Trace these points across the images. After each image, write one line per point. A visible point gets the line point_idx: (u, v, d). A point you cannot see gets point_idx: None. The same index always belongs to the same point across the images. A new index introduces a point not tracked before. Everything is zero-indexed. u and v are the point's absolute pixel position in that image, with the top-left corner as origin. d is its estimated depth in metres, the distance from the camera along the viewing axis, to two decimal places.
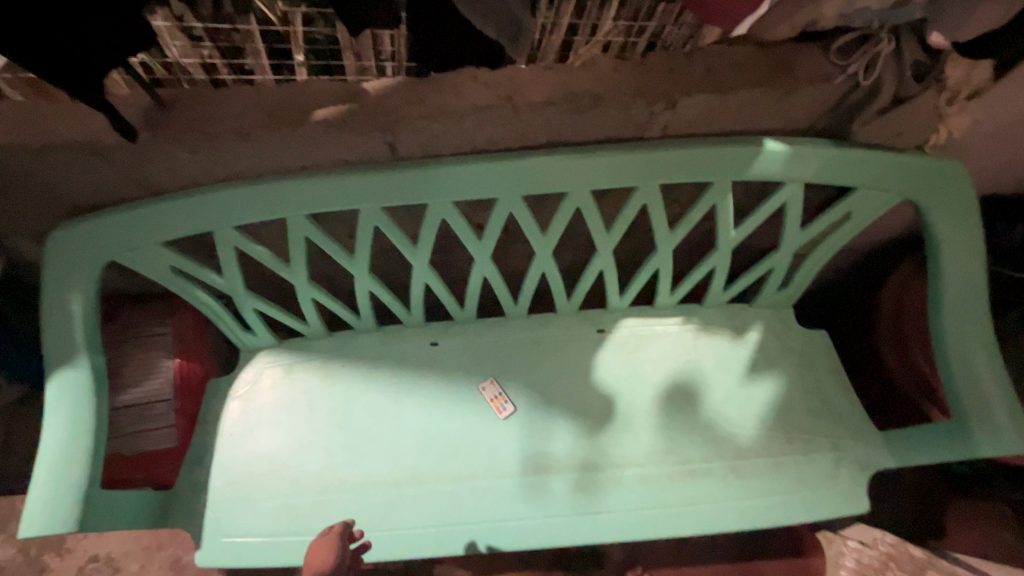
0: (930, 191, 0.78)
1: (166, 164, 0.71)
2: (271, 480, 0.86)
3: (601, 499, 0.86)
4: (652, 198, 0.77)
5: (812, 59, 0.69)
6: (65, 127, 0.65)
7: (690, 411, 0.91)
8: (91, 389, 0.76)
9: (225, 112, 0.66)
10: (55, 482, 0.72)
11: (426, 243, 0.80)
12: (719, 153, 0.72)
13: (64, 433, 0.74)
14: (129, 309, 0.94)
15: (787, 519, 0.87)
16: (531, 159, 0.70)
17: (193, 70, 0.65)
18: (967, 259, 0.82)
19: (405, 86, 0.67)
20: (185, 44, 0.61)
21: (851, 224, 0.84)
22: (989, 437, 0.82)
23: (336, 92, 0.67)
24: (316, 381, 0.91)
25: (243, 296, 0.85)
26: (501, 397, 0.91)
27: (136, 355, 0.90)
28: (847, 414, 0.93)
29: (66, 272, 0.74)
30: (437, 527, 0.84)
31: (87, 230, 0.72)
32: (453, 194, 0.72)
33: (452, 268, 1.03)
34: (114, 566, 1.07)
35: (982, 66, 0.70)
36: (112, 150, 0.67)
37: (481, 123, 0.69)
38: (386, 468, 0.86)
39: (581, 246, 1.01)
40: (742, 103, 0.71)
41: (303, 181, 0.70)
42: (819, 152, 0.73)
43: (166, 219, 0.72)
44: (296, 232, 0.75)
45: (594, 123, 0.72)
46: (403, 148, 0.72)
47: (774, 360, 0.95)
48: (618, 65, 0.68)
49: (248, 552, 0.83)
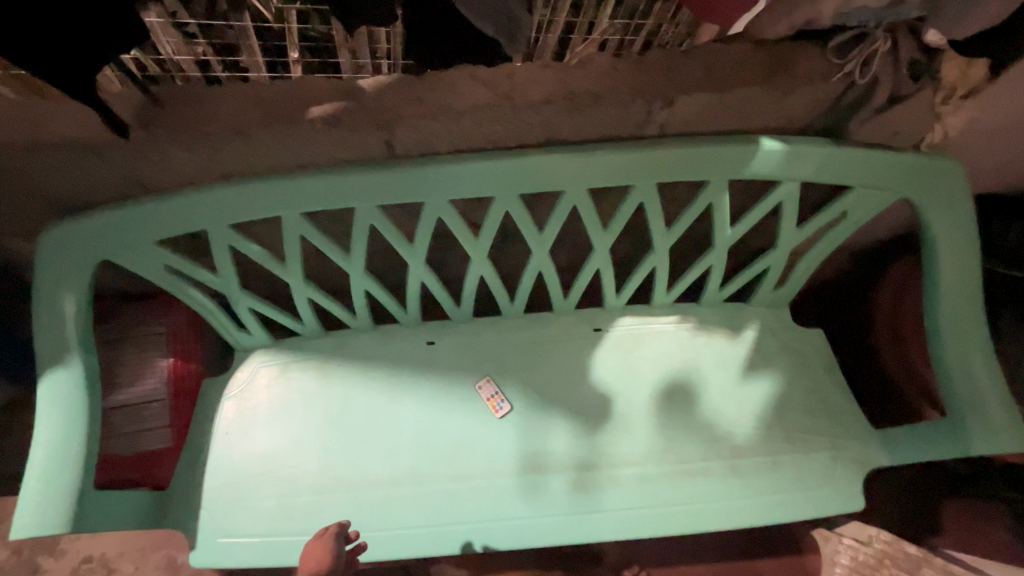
0: (927, 190, 0.78)
1: (160, 162, 0.70)
2: (267, 480, 0.85)
3: (598, 498, 0.86)
4: (650, 197, 0.77)
5: (809, 57, 0.69)
6: (58, 124, 0.64)
7: (687, 410, 0.91)
8: (85, 389, 0.76)
9: (220, 109, 0.65)
10: (48, 483, 0.72)
11: (423, 242, 0.80)
12: (717, 152, 0.72)
13: (56, 434, 0.73)
14: (123, 308, 0.93)
15: (783, 518, 0.87)
16: (528, 158, 0.70)
17: (186, 66, 0.65)
18: (964, 258, 0.83)
19: (402, 84, 0.66)
20: (178, 40, 0.60)
21: (848, 223, 0.84)
22: (984, 435, 0.82)
23: (331, 90, 0.66)
24: (312, 381, 0.90)
25: (238, 295, 0.84)
26: (498, 396, 0.90)
27: (130, 354, 0.89)
28: (843, 412, 0.93)
29: (59, 272, 0.73)
30: (435, 527, 0.84)
31: (80, 229, 0.71)
32: (450, 192, 0.72)
33: (449, 267, 1.03)
34: (109, 567, 1.06)
35: (978, 66, 0.71)
36: (104, 147, 0.66)
37: (479, 121, 0.69)
38: (383, 468, 0.86)
39: (578, 245, 1.01)
40: (740, 102, 0.71)
41: (298, 179, 0.69)
42: (816, 151, 0.73)
43: (161, 218, 0.71)
44: (292, 231, 0.74)
45: (592, 122, 0.72)
46: (400, 146, 0.72)
47: (771, 359, 0.95)
48: (616, 64, 0.68)
49: (244, 552, 0.82)
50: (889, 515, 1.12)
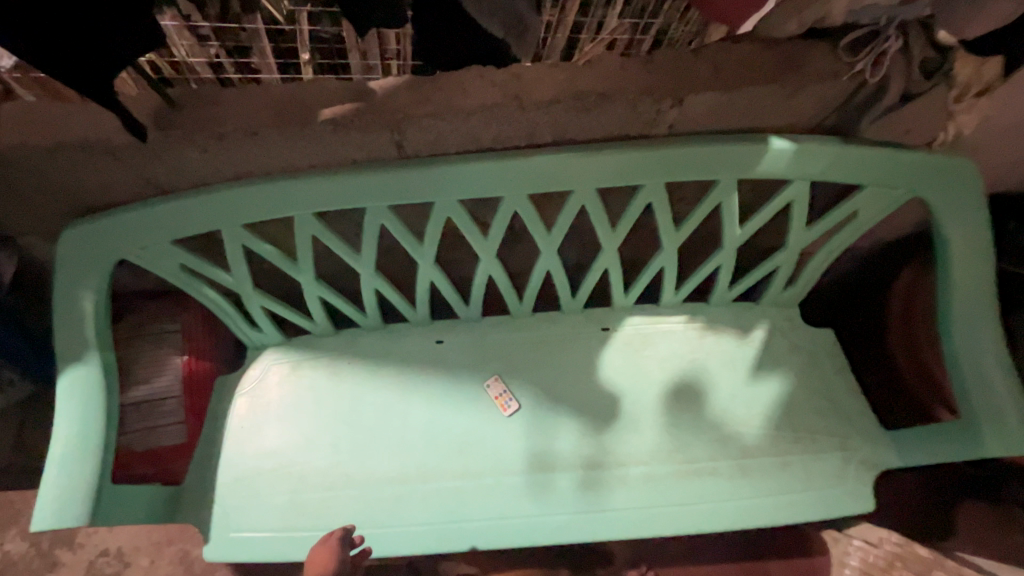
0: (939, 188, 0.77)
1: (176, 162, 0.71)
2: (279, 476, 0.86)
3: (607, 496, 0.86)
4: (658, 195, 0.77)
5: (822, 55, 0.69)
6: (78, 126, 0.65)
7: (696, 409, 0.91)
8: (103, 384, 0.78)
9: (234, 111, 0.66)
10: (68, 478, 0.73)
11: (432, 241, 0.80)
12: (725, 151, 0.71)
13: (74, 428, 0.75)
14: (139, 307, 0.95)
15: (794, 518, 0.87)
16: (536, 157, 0.70)
17: (200, 69, 0.66)
18: (978, 257, 0.82)
19: (410, 84, 0.67)
20: (193, 43, 0.62)
21: (858, 222, 0.83)
22: (998, 438, 0.81)
23: (342, 91, 0.67)
24: (323, 378, 0.91)
25: (252, 294, 0.85)
26: (507, 394, 0.91)
27: (147, 352, 0.91)
28: (854, 413, 0.92)
29: (78, 270, 0.75)
30: (444, 524, 0.85)
31: (99, 229, 0.73)
32: (459, 191, 0.72)
33: (458, 266, 1.04)
34: (124, 560, 1.08)
35: (992, 63, 0.68)
36: (122, 149, 0.68)
37: (489, 121, 0.69)
38: (393, 466, 0.87)
39: (586, 244, 1.01)
40: (752, 100, 0.70)
41: (311, 180, 0.70)
42: (827, 149, 0.72)
43: (176, 217, 0.73)
44: (304, 230, 0.76)
45: (601, 121, 0.71)
46: (410, 146, 0.72)
47: (781, 358, 0.95)
48: (626, 63, 0.68)
49: (257, 545, 0.84)
50: (898, 516, 1.12)
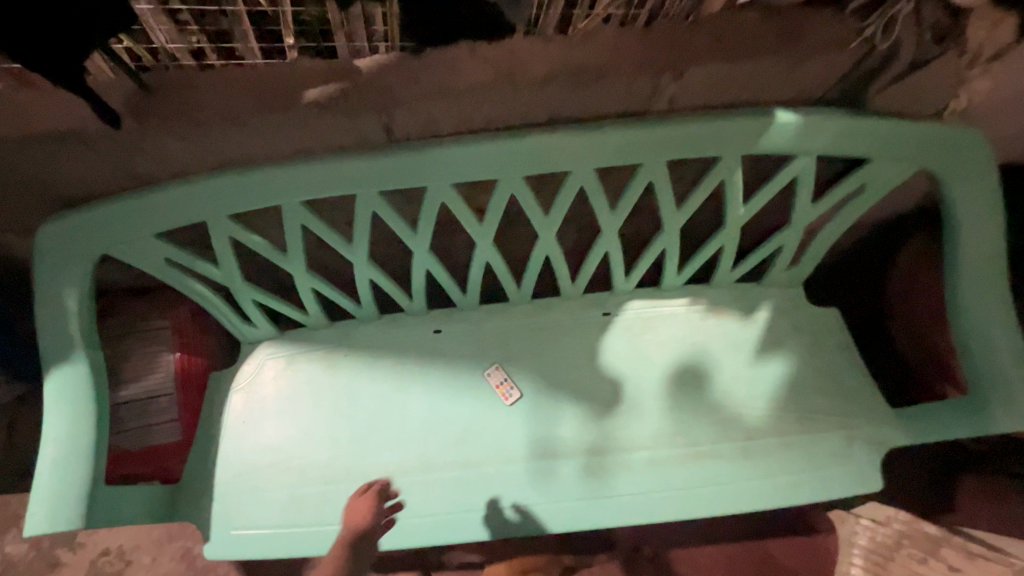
0: (947, 159, 0.75)
1: (159, 152, 0.68)
2: (278, 471, 0.85)
3: (611, 482, 0.85)
4: (658, 175, 0.74)
5: (827, 24, 0.65)
6: (51, 117, 0.62)
7: (699, 392, 0.90)
8: (91, 385, 0.75)
9: (214, 97, 0.63)
10: (60, 480, 0.71)
11: (425, 229, 0.78)
12: (727, 125, 0.69)
13: (64, 430, 0.73)
14: (128, 302, 0.92)
15: (801, 500, 0.85)
16: (530, 137, 0.67)
17: (179, 54, 0.61)
18: (985, 231, 0.80)
19: (394, 65, 0.63)
20: (171, 28, 0.57)
21: (864, 197, 0.81)
22: (1004, 410, 0.80)
23: (321, 71, 0.63)
24: (319, 372, 0.89)
25: (241, 287, 0.83)
26: (507, 383, 0.89)
27: (137, 350, 0.88)
28: (858, 391, 0.91)
29: (56, 267, 0.72)
30: (449, 514, 0.83)
31: (81, 223, 0.70)
32: (453, 176, 0.70)
33: (454, 253, 1.01)
34: (125, 559, 1.07)
35: (1006, 23, 0.65)
36: (96, 137, 0.65)
37: (482, 99, 0.66)
38: (391, 457, 0.85)
39: (584, 228, 0.99)
40: (755, 71, 0.68)
41: (298, 168, 0.68)
42: (831, 122, 0.70)
43: (159, 209, 0.70)
44: (293, 219, 0.73)
45: (599, 97, 0.68)
46: (400, 130, 0.69)
47: (784, 339, 0.93)
48: (622, 35, 0.64)
49: (256, 543, 0.82)
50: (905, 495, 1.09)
